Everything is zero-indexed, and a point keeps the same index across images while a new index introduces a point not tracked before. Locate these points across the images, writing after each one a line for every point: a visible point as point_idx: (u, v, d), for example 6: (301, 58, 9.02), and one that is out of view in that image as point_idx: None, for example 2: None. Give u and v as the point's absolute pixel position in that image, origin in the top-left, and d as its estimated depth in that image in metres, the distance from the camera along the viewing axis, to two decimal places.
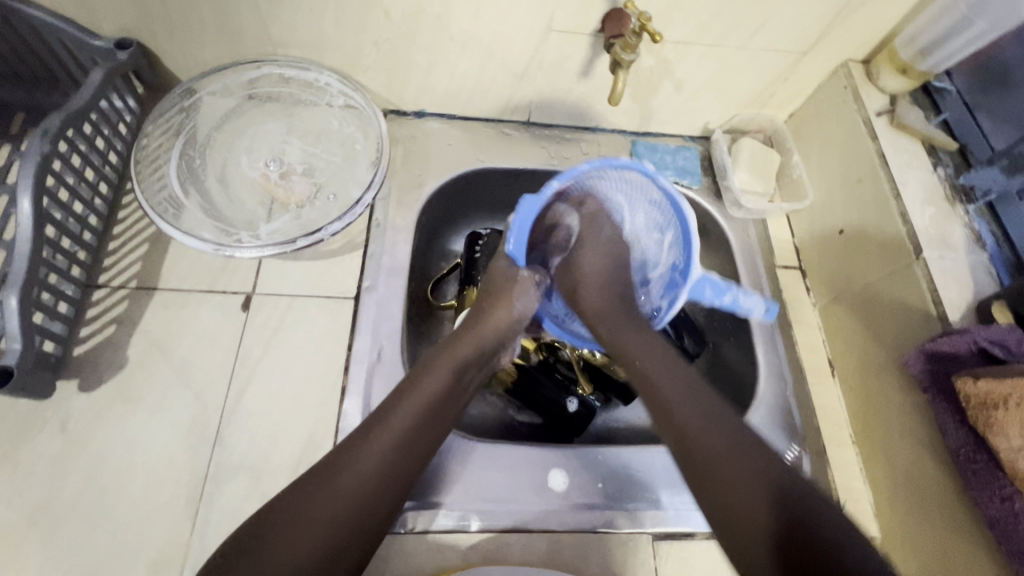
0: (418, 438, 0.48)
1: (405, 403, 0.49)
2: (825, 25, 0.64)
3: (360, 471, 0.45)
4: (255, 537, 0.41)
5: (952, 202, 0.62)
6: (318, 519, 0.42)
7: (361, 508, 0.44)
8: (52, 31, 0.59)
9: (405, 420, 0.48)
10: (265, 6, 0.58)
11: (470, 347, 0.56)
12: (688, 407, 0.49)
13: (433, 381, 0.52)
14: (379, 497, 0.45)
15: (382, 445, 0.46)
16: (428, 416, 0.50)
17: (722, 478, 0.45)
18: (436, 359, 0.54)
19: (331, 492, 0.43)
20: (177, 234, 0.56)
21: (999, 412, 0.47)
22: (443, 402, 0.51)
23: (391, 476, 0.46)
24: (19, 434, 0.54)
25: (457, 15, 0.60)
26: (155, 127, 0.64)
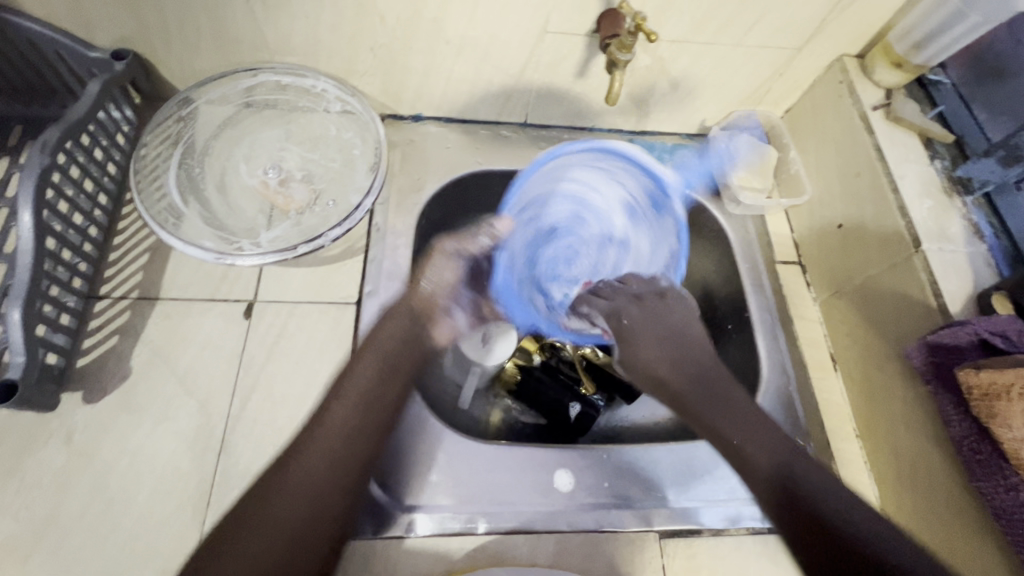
0: (363, 427, 0.49)
1: (341, 396, 0.50)
2: (819, 20, 0.64)
3: (308, 464, 0.45)
4: (219, 546, 0.41)
5: (950, 195, 0.62)
6: (274, 518, 0.42)
7: (316, 498, 0.44)
8: (51, 43, 0.59)
9: (347, 407, 0.49)
10: (261, 13, 0.59)
11: (390, 340, 0.55)
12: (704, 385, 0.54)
13: (359, 373, 0.52)
14: (335, 486, 0.45)
15: (328, 438, 0.47)
16: (368, 401, 0.50)
17: (731, 436, 0.50)
18: (360, 356, 0.54)
19: (280, 489, 0.44)
20: (178, 244, 0.56)
21: (1002, 403, 0.47)
22: (376, 389, 0.51)
23: (340, 463, 0.46)
24: (24, 447, 0.54)
25: (453, 19, 0.60)
26: (154, 137, 0.64)
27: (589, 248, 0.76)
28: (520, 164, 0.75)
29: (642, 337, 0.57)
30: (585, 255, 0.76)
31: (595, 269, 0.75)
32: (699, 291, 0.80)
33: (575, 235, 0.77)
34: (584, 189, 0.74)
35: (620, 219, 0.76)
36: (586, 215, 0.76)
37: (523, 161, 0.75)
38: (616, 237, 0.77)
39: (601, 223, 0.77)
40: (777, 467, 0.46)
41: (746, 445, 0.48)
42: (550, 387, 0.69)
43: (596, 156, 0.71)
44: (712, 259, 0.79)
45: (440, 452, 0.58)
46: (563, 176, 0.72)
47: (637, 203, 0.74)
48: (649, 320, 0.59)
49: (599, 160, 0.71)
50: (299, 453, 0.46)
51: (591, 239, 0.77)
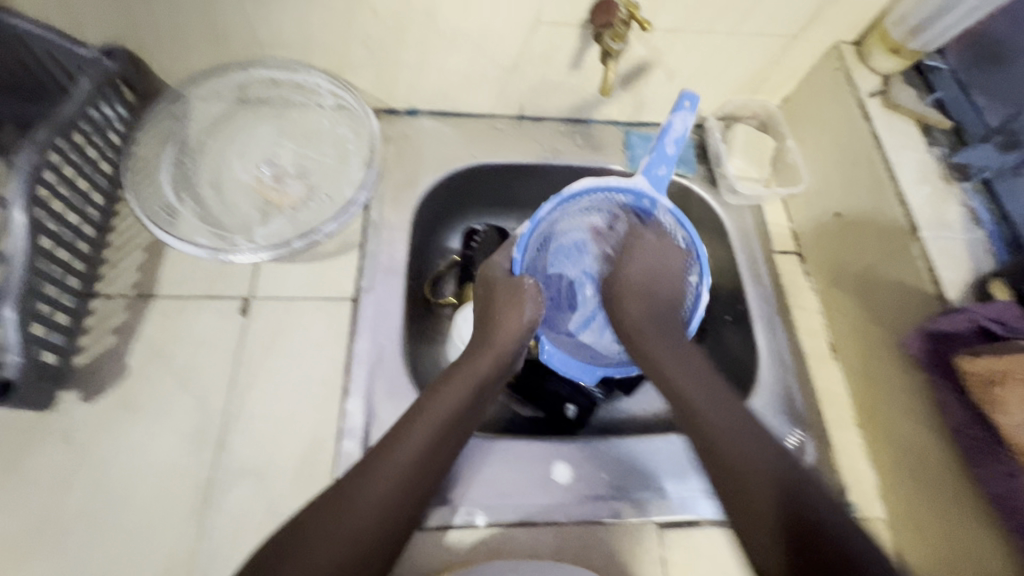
0: (442, 448, 0.49)
1: (429, 415, 0.50)
2: (815, 7, 0.63)
3: (384, 485, 0.45)
4: (292, 541, 0.41)
5: (948, 181, 0.62)
6: (351, 527, 0.43)
7: (390, 515, 0.45)
8: (38, 40, 0.58)
9: (430, 434, 0.49)
10: (250, 7, 0.58)
11: (487, 361, 0.57)
12: (698, 390, 0.54)
13: (448, 401, 0.52)
14: (403, 512, 0.45)
15: (413, 456, 0.47)
16: (450, 428, 0.50)
17: (736, 469, 0.48)
18: (454, 375, 0.54)
19: (357, 507, 0.44)
20: (173, 241, 0.56)
21: (998, 389, 0.47)
22: (463, 416, 0.52)
23: (410, 490, 0.46)
24: (23, 446, 0.54)
25: (445, 10, 0.60)
26: (146, 135, 0.64)
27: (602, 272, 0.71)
28: (516, 157, 0.75)
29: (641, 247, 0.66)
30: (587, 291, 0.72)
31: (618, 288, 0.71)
32: None
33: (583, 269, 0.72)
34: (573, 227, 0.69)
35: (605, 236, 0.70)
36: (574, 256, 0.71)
37: (519, 154, 0.75)
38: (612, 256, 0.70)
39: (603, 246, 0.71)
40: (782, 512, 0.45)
41: (745, 474, 0.48)
42: (547, 381, 0.70)
43: (569, 203, 0.64)
44: (710, 250, 0.78)
45: None
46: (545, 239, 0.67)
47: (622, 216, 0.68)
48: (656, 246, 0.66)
49: (574, 204, 0.65)
50: (383, 471, 0.46)
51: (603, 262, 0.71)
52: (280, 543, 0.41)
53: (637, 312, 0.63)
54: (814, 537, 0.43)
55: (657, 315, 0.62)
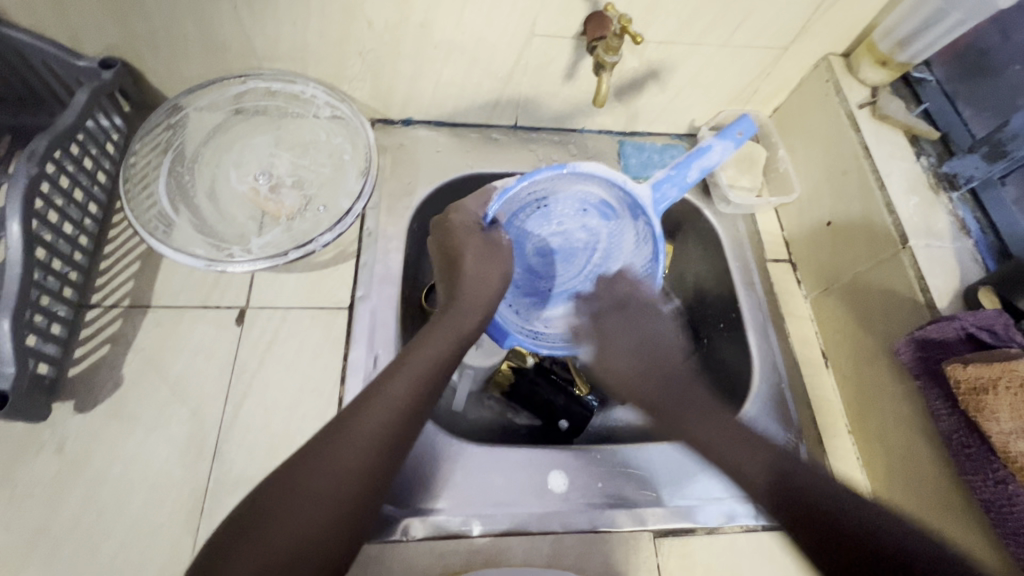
0: (418, 404, 0.47)
1: (401, 372, 0.48)
2: (804, 20, 0.65)
3: (355, 441, 0.43)
4: (255, 518, 0.39)
5: (936, 191, 0.63)
6: (316, 495, 0.40)
7: (362, 479, 0.42)
8: (37, 53, 0.59)
9: (404, 388, 0.47)
10: (248, 20, 0.59)
11: (470, 316, 0.56)
12: (660, 387, 0.60)
13: (427, 353, 0.51)
14: (381, 470, 0.43)
15: (382, 411, 0.45)
16: (424, 383, 0.48)
17: (733, 459, 0.51)
18: (431, 331, 0.53)
19: (325, 466, 0.41)
20: (169, 251, 0.56)
21: (989, 396, 0.48)
22: (438, 371, 0.50)
23: (386, 450, 0.44)
24: (16, 458, 0.54)
25: (440, 23, 0.60)
26: (143, 145, 0.65)
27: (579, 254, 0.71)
28: (510, 167, 0.76)
29: (614, 343, 0.63)
30: (543, 264, 0.72)
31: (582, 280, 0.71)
32: (691, 290, 0.81)
33: (555, 247, 0.72)
34: (561, 195, 0.68)
35: (595, 223, 0.70)
36: (550, 222, 0.70)
37: (514, 164, 0.76)
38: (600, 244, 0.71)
39: (587, 228, 0.71)
40: (769, 468, 0.48)
41: (735, 446, 0.51)
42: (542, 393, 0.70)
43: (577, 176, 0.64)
44: (703, 258, 0.79)
45: (434, 457, 0.58)
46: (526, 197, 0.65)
47: (614, 204, 0.67)
48: (627, 330, 0.63)
49: (576, 177, 0.64)
50: (354, 429, 0.44)
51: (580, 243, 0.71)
52: (244, 517, 0.39)
53: (625, 370, 0.61)
54: (799, 490, 0.46)
55: (644, 368, 0.61)
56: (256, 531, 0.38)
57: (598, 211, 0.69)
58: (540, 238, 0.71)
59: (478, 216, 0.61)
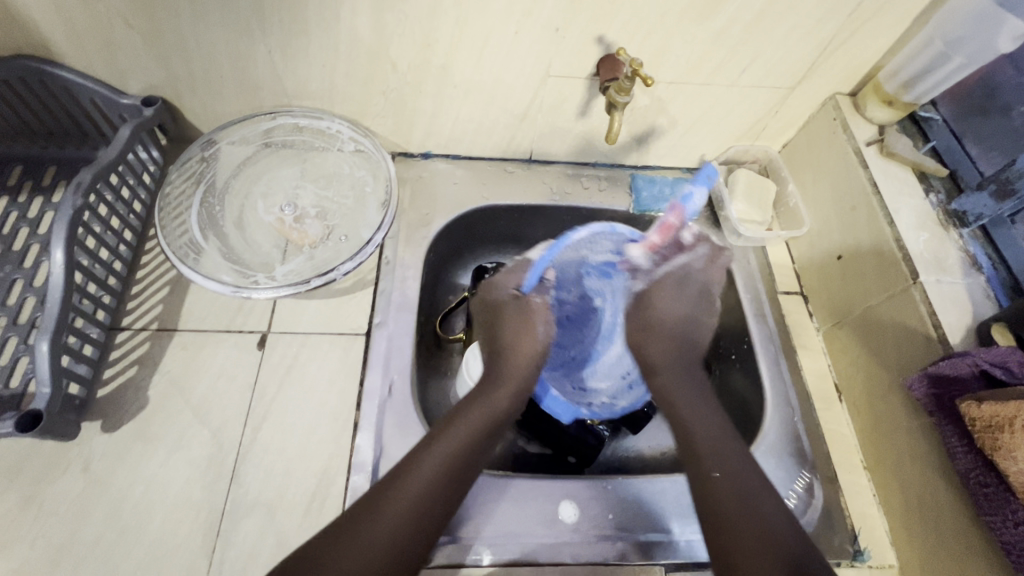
0: (447, 485, 0.50)
1: (432, 455, 0.51)
2: (810, 61, 0.67)
3: (386, 521, 0.46)
4: None
5: (946, 227, 0.64)
6: (342, 574, 0.42)
7: (392, 560, 0.44)
8: (85, 91, 0.64)
9: (435, 470, 0.50)
10: (281, 63, 0.63)
11: (505, 396, 0.58)
12: (700, 421, 0.56)
13: (461, 432, 0.53)
14: (411, 552, 0.46)
15: (410, 494, 0.48)
16: (456, 466, 0.51)
17: (737, 514, 0.48)
18: (467, 411, 0.56)
19: (360, 544, 0.44)
20: (199, 278, 0.59)
21: (1005, 435, 0.47)
22: (475, 448, 0.53)
23: (416, 531, 0.46)
24: (43, 476, 0.56)
25: (460, 64, 0.64)
26: (178, 175, 0.68)
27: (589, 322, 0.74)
28: (525, 200, 0.78)
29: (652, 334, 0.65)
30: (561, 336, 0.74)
31: (597, 337, 0.74)
32: None
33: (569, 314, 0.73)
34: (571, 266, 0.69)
35: (597, 283, 0.73)
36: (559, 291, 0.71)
37: (529, 196, 0.78)
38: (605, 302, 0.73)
39: (602, 289, 0.73)
40: (773, 540, 0.46)
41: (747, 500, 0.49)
42: (551, 423, 0.69)
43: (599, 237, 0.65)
44: None
45: None
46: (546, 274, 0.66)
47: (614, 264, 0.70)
48: (676, 312, 0.66)
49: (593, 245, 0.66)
50: (385, 510, 0.46)
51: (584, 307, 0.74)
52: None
53: (660, 352, 0.63)
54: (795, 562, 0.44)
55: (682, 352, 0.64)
56: None
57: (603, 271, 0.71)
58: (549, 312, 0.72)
59: (512, 291, 0.64)
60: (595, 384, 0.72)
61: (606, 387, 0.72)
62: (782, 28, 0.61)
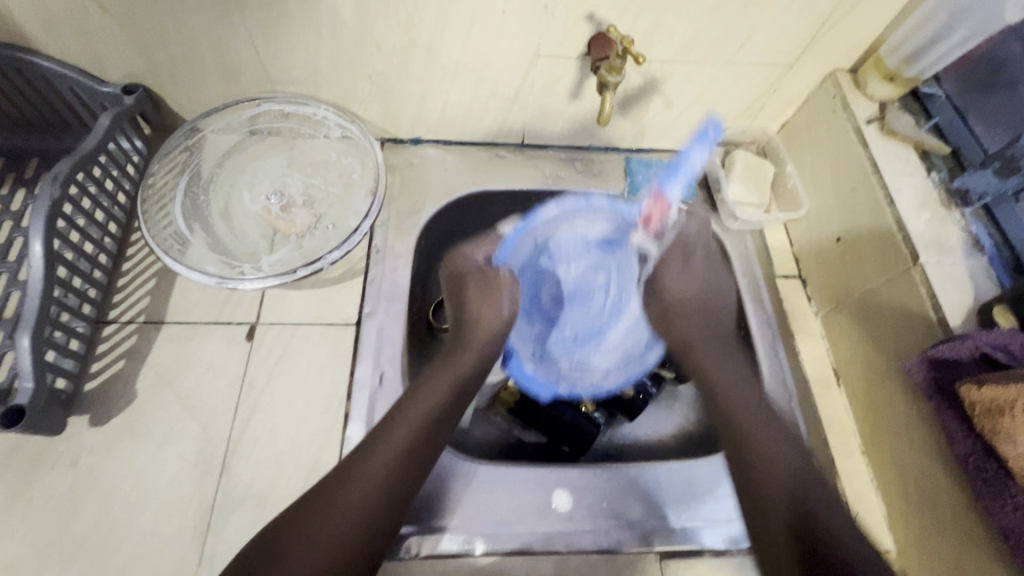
0: (419, 442, 0.52)
1: (401, 418, 0.53)
2: (810, 36, 0.64)
3: (362, 482, 0.49)
4: (273, 551, 0.45)
5: (948, 207, 0.62)
6: (325, 533, 0.46)
7: (372, 515, 0.48)
8: (63, 80, 0.62)
9: (406, 430, 0.52)
10: (262, 47, 0.61)
11: (469, 357, 0.61)
12: (734, 387, 0.62)
13: (428, 393, 0.56)
14: (389, 506, 0.49)
15: (383, 453, 0.51)
16: (426, 425, 0.53)
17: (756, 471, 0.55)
18: (435, 373, 0.58)
19: (340, 505, 0.47)
20: (183, 270, 0.58)
21: (1005, 419, 0.46)
22: (443, 406, 0.56)
23: (392, 486, 0.49)
24: (32, 472, 0.55)
25: (447, 45, 0.62)
26: (161, 167, 0.67)
27: (594, 297, 0.72)
28: (517, 185, 0.76)
29: (686, 312, 0.70)
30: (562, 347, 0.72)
31: (599, 313, 0.73)
32: None
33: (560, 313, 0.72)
34: (564, 242, 0.70)
35: (598, 259, 0.72)
36: (563, 266, 0.71)
37: (521, 181, 0.77)
38: (609, 280, 0.73)
39: (594, 268, 0.72)
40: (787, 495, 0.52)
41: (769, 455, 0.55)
42: (546, 409, 0.68)
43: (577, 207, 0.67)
44: None
45: (437, 474, 0.58)
46: (529, 243, 0.69)
47: (613, 240, 0.71)
48: (696, 283, 0.71)
49: (577, 216, 0.68)
50: (362, 471, 0.49)
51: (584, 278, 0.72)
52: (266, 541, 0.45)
53: (694, 330, 0.68)
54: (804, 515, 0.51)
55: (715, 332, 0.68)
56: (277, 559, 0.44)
57: (602, 247, 0.71)
58: (533, 336, 0.73)
59: (480, 260, 0.68)
60: (595, 360, 0.71)
61: (605, 364, 0.71)
62: (779, 2, 0.59)
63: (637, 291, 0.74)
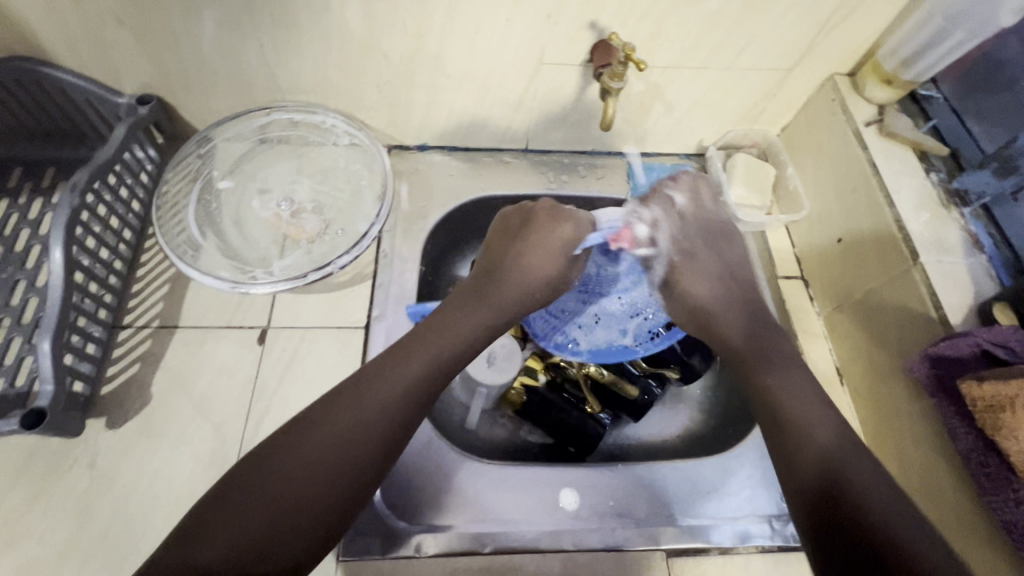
0: (423, 385, 0.52)
1: (413, 356, 0.53)
2: (808, 41, 0.66)
3: (353, 412, 0.48)
4: (240, 475, 0.44)
5: (947, 207, 0.63)
6: (305, 459, 0.45)
7: (354, 451, 0.46)
8: (80, 91, 0.64)
9: (414, 369, 0.52)
10: (273, 58, 0.62)
11: (500, 299, 0.60)
12: (780, 369, 0.56)
13: (445, 338, 0.55)
14: (377, 445, 0.48)
15: (385, 388, 0.50)
16: (434, 369, 0.53)
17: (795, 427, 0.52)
18: (458, 311, 0.58)
19: (326, 432, 0.46)
20: (197, 274, 0.59)
21: (1007, 414, 0.47)
22: (456, 352, 0.55)
23: (386, 426, 0.48)
24: (50, 473, 0.56)
25: (453, 55, 0.63)
26: (174, 174, 0.69)
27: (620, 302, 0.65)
28: (521, 189, 0.78)
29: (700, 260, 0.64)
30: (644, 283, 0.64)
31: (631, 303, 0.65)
32: None
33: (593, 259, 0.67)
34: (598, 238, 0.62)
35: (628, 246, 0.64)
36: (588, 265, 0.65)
37: (525, 186, 0.78)
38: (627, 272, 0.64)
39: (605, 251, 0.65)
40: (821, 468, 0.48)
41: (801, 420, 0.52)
42: (553, 411, 0.69)
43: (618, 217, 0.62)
44: None
45: (445, 474, 0.59)
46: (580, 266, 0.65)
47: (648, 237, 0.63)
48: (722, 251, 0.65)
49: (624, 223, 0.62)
50: (364, 400, 0.49)
51: (626, 289, 0.64)
52: (246, 464, 0.45)
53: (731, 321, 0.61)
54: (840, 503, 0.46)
55: (742, 305, 0.63)
56: (252, 472, 0.44)
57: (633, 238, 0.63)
58: (581, 325, 0.66)
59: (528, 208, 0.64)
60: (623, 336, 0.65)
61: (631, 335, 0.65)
62: (778, 8, 0.60)
63: (638, 280, 0.64)
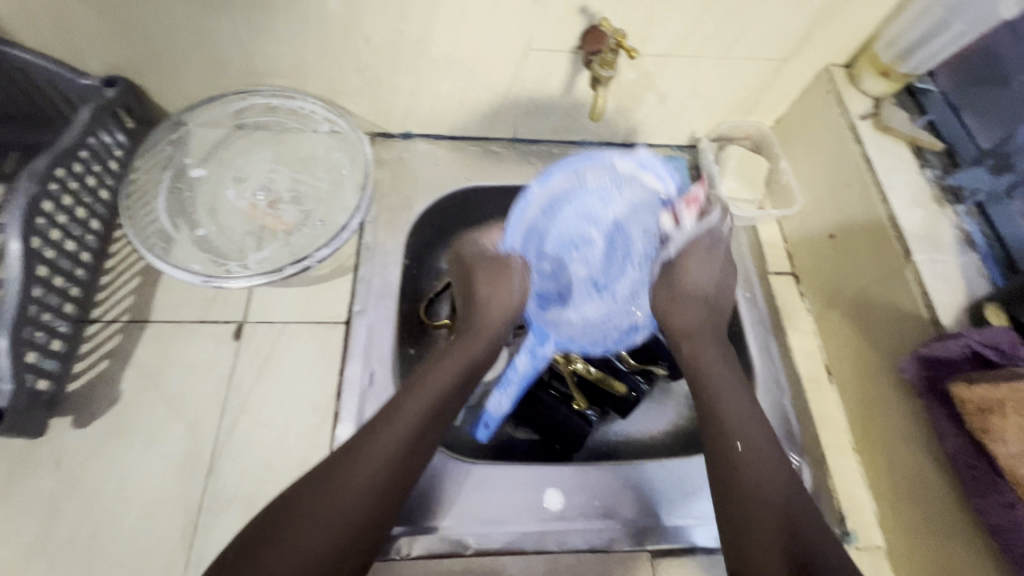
0: (428, 428, 0.51)
1: (411, 400, 0.52)
2: (805, 31, 0.64)
3: (365, 465, 0.47)
4: (262, 537, 0.43)
5: (941, 204, 0.62)
6: (327, 517, 0.44)
7: (372, 501, 0.46)
8: (41, 71, 0.60)
9: (416, 412, 0.51)
10: (247, 40, 0.59)
11: (481, 343, 0.60)
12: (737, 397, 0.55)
13: (438, 378, 0.55)
14: (395, 493, 0.48)
15: (390, 437, 0.49)
16: (434, 412, 0.52)
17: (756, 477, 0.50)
18: (448, 356, 0.58)
19: (342, 489, 0.46)
20: (167, 268, 0.56)
21: (997, 418, 0.46)
22: (454, 390, 0.55)
23: (399, 472, 0.48)
24: (14, 474, 0.54)
25: (437, 39, 0.61)
26: (144, 162, 0.65)
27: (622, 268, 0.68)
28: (509, 180, 0.75)
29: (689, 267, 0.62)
30: (629, 240, 0.66)
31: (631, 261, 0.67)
32: None
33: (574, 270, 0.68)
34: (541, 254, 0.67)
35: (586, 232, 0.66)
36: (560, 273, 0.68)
37: (513, 177, 0.76)
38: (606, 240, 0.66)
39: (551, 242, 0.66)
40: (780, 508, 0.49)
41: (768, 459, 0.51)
42: (540, 409, 0.68)
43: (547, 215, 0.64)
44: None
45: (429, 473, 0.58)
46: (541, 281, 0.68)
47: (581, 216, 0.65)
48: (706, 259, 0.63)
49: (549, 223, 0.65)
50: (369, 449, 0.48)
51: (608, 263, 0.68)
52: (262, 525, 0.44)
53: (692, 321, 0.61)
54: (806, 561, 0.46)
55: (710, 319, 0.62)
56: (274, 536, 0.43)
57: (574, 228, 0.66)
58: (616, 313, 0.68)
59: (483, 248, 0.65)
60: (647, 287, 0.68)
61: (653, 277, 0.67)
62: None
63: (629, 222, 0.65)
